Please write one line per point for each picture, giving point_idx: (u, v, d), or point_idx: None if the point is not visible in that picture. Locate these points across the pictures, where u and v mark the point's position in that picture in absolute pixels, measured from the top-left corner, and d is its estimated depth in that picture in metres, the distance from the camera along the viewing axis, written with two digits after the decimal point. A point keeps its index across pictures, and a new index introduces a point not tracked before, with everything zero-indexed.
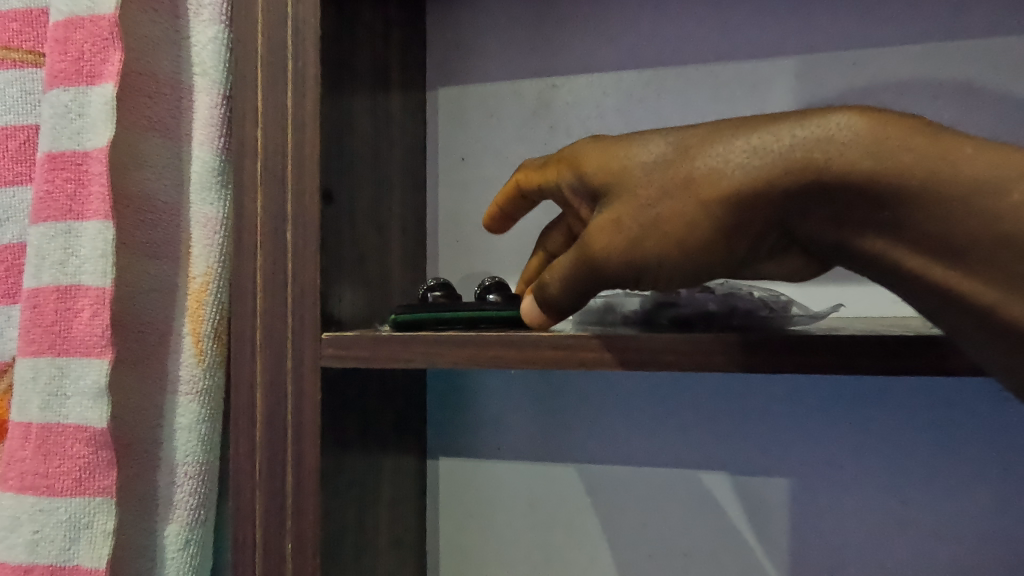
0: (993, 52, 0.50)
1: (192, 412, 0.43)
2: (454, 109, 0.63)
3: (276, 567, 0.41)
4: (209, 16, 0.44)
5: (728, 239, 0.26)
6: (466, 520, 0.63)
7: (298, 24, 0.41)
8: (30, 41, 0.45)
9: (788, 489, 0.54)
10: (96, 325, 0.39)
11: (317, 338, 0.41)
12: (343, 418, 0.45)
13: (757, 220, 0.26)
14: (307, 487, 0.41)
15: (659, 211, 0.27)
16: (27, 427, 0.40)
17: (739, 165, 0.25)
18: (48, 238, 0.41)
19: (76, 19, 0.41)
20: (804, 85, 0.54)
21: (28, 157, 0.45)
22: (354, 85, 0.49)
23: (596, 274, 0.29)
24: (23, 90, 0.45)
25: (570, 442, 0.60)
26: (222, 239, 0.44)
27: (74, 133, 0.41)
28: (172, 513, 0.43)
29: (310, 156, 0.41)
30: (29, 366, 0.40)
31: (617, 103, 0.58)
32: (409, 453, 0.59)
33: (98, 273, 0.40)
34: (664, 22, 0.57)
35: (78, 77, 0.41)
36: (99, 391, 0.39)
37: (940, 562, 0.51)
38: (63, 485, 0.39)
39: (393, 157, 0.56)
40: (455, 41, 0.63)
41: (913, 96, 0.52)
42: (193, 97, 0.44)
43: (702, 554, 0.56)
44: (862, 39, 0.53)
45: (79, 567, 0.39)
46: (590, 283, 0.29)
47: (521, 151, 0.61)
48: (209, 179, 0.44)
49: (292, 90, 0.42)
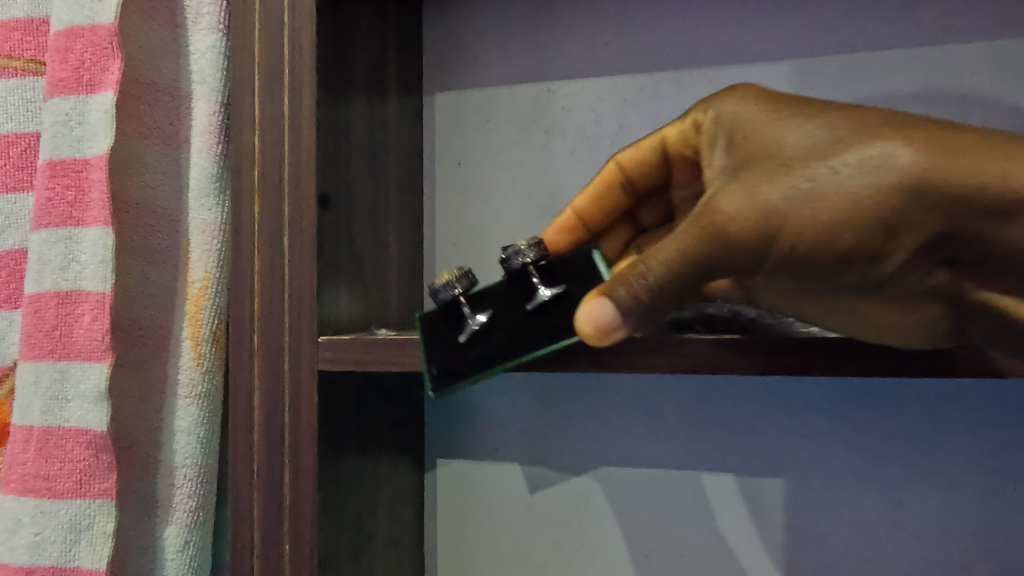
0: (982, 57, 0.50)
1: (191, 416, 0.44)
2: (451, 114, 0.64)
3: (274, 569, 0.42)
4: (207, 24, 0.45)
5: (878, 232, 0.26)
6: (464, 521, 0.63)
7: (295, 32, 0.42)
8: (31, 50, 0.46)
9: (782, 490, 0.55)
10: (96, 329, 0.40)
11: (314, 342, 0.41)
12: (340, 420, 0.46)
13: (912, 218, 0.25)
14: (305, 489, 0.41)
15: (814, 190, 0.27)
16: (28, 430, 0.41)
17: (908, 159, 0.25)
18: (49, 244, 0.41)
19: (76, 28, 0.42)
20: (796, 89, 0.55)
21: (30, 164, 0.46)
22: (351, 92, 0.49)
23: (706, 255, 0.29)
24: (24, 98, 0.46)
25: (565, 444, 0.60)
26: (220, 244, 0.45)
27: (74, 141, 0.41)
28: (172, 515, 0.44)
29: (306, 163, 0.42)
30: (30, 370, 0.41)
31: (611, 107, 0.59)
32: (406, 454, 0.59)
33: (98, 278, 0.40)
34: (658, 27, 0.58)
35: (78, 86, 0.42)
36: (99, 395, 0.40)
37: (933, 562, 0.51)
38: (64, 488, 0.40)
39: (390, 162, 0.56)
40: (451, 46, 0.64)
41: (904, 101, 0.52)
42: (192, 104, 0.45)
43: (697, 555, 0.57)
44: (854, 44, 0.53)
45: (80, 568, 0.40)
46: (694, 263, 0.29)
47: (516, 155, 0.62)
48: (207, 185, 0.45)
49: (289, 98, 0.42)
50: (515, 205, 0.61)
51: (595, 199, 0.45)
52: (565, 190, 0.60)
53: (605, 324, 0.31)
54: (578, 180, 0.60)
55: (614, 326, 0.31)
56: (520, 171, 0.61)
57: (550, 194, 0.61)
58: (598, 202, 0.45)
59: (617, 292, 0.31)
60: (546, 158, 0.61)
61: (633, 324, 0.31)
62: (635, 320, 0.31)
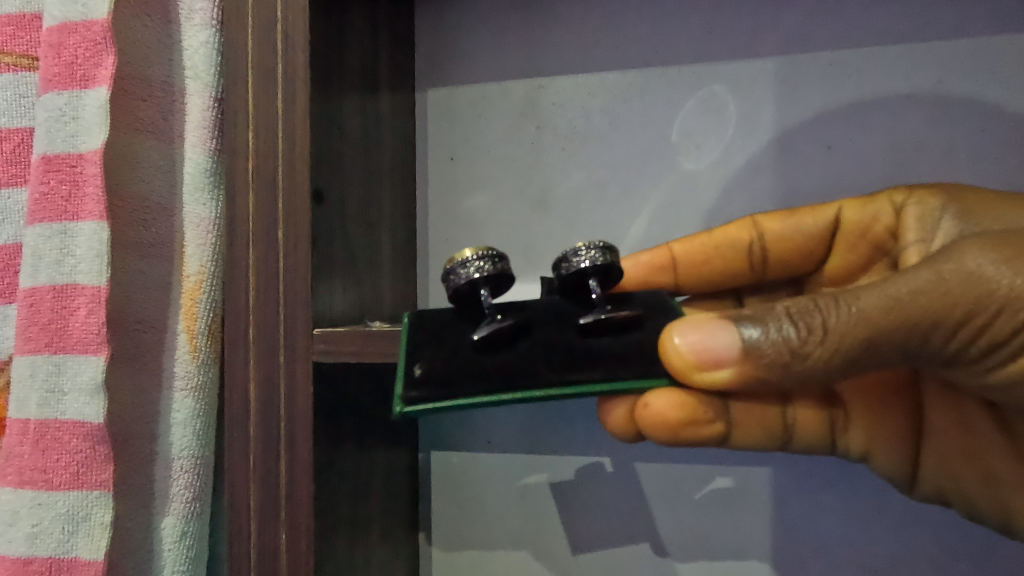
0: (964, 52, 0.51)
1: (187, 408, 0.44)
2: (442, 110, 0.64)
3: (271, 559, 0.42)
4: (200, 20, 0.45)
5: None
6: (458, 512, 0.64)
7: (288, 29, 0.42)
8: (23, 45, 0.46)
9: (768, 478, 0.56)
10: (92, 323, 0.40)
11: (309, 334, 0.42)
12: (333, 412, 0.46)
13: None
14: (300, 480, 0.42)
15: None
16: (24, 423, 0.41)
17: None
18: (44, 238, 0.41)
19: (69, 24, 0.42)
20: (781, 86, 0.56)
21: (23, 159, 0.46)
22: (343, 89, 0.50)
23: (914, 316, 0.33)
24: (17, 93, 0.46)
25: (557, 436, 0.61)
26: (215, 238, 0.45)
27: (68, 136, 0.42)
28: (169, 506, 0.44)
29: (300, 158, 0.42)
30: (26, 364, 0.41)
31: (601, 104, 0.60)
32: (400, 446, 0.60)
33: (94, 271, 0.40)
34: (646, 24, 0.59)
35: (72, 81, 0.42)
36: (95, 387, 0.40)
37: (915, 546, 0.53)
38: (61, 480, 0.40)
39: (383, 158, 0.57)
40: (442, 43, 0.64)
41: (885, 97, 0.53)
42: (185, 99, 0.45)
43: (686, 544, 0.58)
44: (837, 41, 0.54)
45: (77, 559, 0.40)
46: (899, 317, 0.33)
47: (508, 151, 0.62)
48: (201, 179, 0.45)
49: (282, 93, 0.43)
50: (506, 200, 0.62)
51: (696, 247, 0.51)
52: (556, 185, 0.61)
53: (720, 350, 0.35)
54: (568, 176, 0.61)
55: (726, 357, 0.35)
56: (511, 167, 0.62)
57: (541, 189, 0.61)
58: (700, 250, 0.51)
59: (760, 329, 0.34)
60: (536, 154, 0.61)
61: (765, 363, 0.34)
62: (770, 364, 0.34)
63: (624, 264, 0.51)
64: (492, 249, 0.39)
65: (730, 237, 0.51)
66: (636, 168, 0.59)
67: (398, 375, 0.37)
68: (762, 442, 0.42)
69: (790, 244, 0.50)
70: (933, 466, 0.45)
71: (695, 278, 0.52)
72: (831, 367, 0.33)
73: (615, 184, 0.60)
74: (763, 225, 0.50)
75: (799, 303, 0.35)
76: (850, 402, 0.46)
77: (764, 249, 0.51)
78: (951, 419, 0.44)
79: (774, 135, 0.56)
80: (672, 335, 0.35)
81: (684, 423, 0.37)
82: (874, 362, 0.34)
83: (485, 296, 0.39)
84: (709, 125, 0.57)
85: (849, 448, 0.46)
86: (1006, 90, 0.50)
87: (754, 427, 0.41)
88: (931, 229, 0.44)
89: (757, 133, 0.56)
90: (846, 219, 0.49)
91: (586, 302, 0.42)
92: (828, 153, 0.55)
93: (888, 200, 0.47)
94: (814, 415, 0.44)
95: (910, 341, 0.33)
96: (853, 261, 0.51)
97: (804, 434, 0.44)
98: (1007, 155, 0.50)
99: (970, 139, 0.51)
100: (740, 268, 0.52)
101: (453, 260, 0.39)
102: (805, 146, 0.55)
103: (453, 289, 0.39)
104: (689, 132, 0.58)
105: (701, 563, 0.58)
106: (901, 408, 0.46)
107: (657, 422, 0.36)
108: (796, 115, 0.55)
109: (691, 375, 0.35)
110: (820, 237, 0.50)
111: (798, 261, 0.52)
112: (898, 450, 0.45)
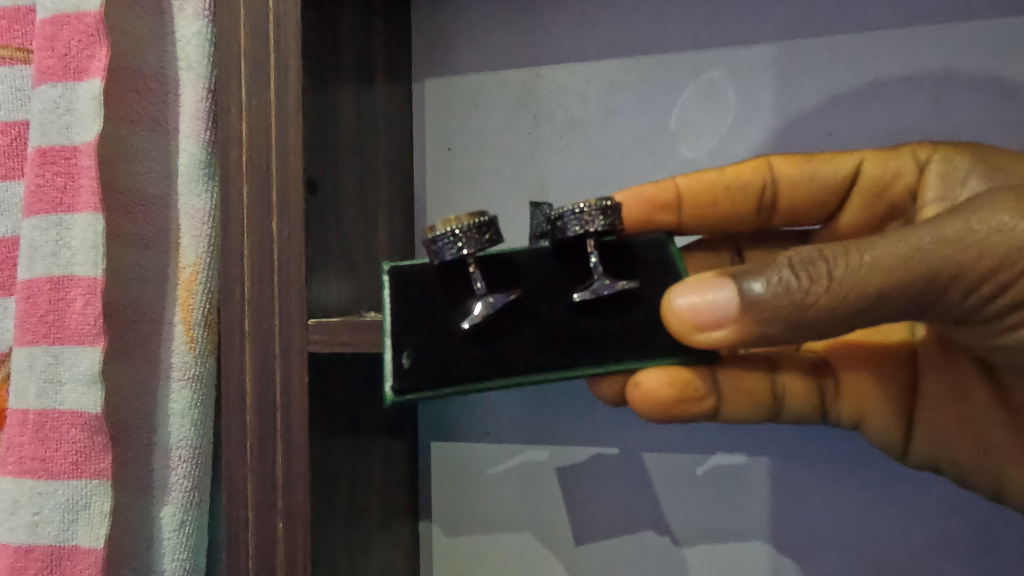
0: (966, 35, 0.51)
1: (185, 399, 0.45)
2: (439, 100, 0.64)
3: (268, 548, 0.42)
4: (193, 11, 0.45)
5: None
6: (457, 502, 0.65)
7: (281, 18, 0.42)
8: (19, 39, 0.46)
9: (768, 467, 0.56)
10: (89, 313, 0.41)
11: (303, 323, 0.42)
12: (329, 401, 0.47)
13: None
14: (297, 467, 0.42)
15: None
16: (24, 413, 0.41)
17: None
18: (40, 231, 0.42)
19: (62, 16, 0.42)
20: (780, 71, 0.55)
21: (20, 152, 0.46)
22: (335, 80, 0.50)
23: (935, 268, 0.32)
24: (13, 86, 0.46)
25: (556, 425, 0.61)
26: (209, 229, 0.45)
27: (62, 128, 0.42)
28: (168, 495, 0.45)
29: (293, 149, 0.42)
30: (24, 355, 0.42)
31: (599, 91, 0.59)
32: (398, 437, 0.61)
33: (89, 263, 0.41)
34: (645, 11, 0.58)
35: (66, 73, 0.42)
36: (93, 377, 0.40)
37: (914, 533, 0.52)
38: (61, 469, 0.41)
39: (378, 149, 0.57)
40: (438, 33, 0.64)
41: (884, 82, 0.53)
42: (179, 90, 0.45)
43: (685, 533, 0.58)
44: (837, 26, 0.54)
45: (78, 547, 0.41)
46: (920, 268, 0.32)
47: (505, 140, 0.62)
48: (196, 170, 0.45)
49: (275, 83, 0.43)
50: (504, 190, 0.62)
51: (705, 185, 0.49)
52: (553, 174, 0.61)
53: (721, 307, 0.35)
54: (566, 165, 0.60)
55: (725, 316, 0.35)
56: (508, 155, 0.62)
57: (538, 178, 0.61)
58: (708, 188, 0.49)
59: (763, 281, 0.34)
60: (534, 143, 0.61)
61: (764, 317, 0.34)
62: (770, 316, 0.34)
63: (628, 199, 0.49)
64: (477, 214, 0.37)
65: (743, 178, 0.49)
66: (634, 156, 0.59)
67: (387, 366, 0.38)
68: (751, 415, 0.44)
69: (802, 192, 0.49)
70: (927, 432, 0.45)
71: (700, 218, 0.50)
72: (836, 315, 0.33)
73: (613, 171, 0.59)
74: (777, 167, 0.49)
75: (804, 251, 0.34)
76: (841, 372, 0.47)
77: (775, 196, 0.49)
78: (947, 385, 0.45)
79: (773, 122, 0.55)
80: (675, 297, 0.36)
81: (672, 403, 0.39)
82: (884, 314, 0.34)
83: (474, 272, 0.38)
84: (706, 112, 0.57)
85: (839, 417, 0.47)
86: (1008, 73, 0.50)
87: (742, 401, 0.44)
88: (954, 187, 0.44)
89: (757, 119, 0.56)
90: (866, 172, 0.48)
91: (580, 257, 0.40)
92: (828, 139, 0.54)
93: (911, 156, 0.47)
94: (801, 385, 0.46)
95: (928, 292, 0.33)
96: (868, 219, 0.49)
97: (793, 403, 0.46)
98: (1011, 139, 0.50)
99: (972, 123, 0.50)
100: (748, 212, 0.50)
101: (436, 229, 0.37)
102: (804, 133, 0.55)
103: (439, 260, 0.38)
104: (686, 119, 0.57)
105: (700, 551, 0.58)
106: (892, 375, 0.47)
107: (648, 403, 0.39)
108: (797, 101, 0.55)
109: (691, 336, 0.36)
110: (835, 187, 0.49)
111: (807, 211, 0.50)
112: (890, 418, 0.46)
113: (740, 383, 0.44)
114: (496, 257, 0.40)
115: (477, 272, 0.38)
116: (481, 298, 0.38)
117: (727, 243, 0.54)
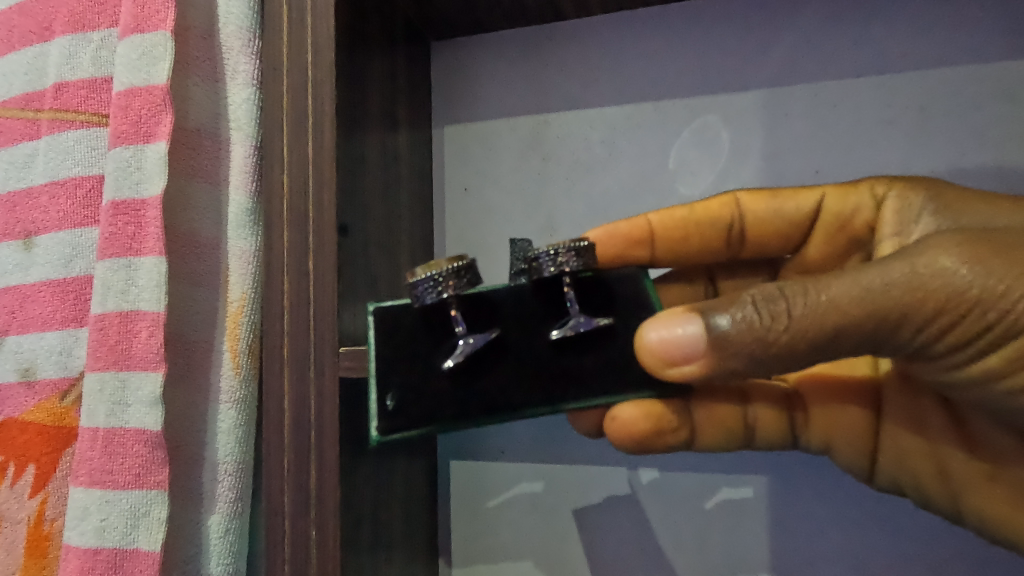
0: (941, 82, 0.55)
1: (231, 418, 0.50)
2: (457, 145, 0.70)
3: (302, 554, 0.47)
4: (243, 79, 0.52)
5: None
6: (473, 519, 0.68)
7: (319, 85, 0.49)
8: (95, 105, 0.54)
9: (764, 485, 0.59)
10: (153, 343, 0.47)
11: (335, 351, 0.47)
12: (358, 421, 0.52)
13: None
14: (329, 480, 0.47)
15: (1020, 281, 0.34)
16: (94, 431, 0.47)
17: None
18: (112, 272, 0.48)
19: (134, 88, 0.49)
20: (769, 116, 0.60)
21: (93, 202, 0.53)
22: (364, 131, 0.56)
23: (883, 308, 0.36)
24: (89, 146, 0.53)
25: (566, 445, 0.65)
26: (254, 268, 0.52)
27: (133, 183, 0.49)
28: (215, 505, 0.50)
29: (329, 198, 0.48)
30: (95, 380, 0.48)
31: (601, 135, 0.65)
32: (418, 456, 0.65)
33: (153, 299, 0.47)
34: (643, 62, 0.64)
35: (137, 137, 0.49)
36: (154, 399, 0.46)
37: (903, 547, 0.56)
38: (125, 480, 0.46)
39: (401, 192, 0.63)
40: (456, 84, 0.70)
41: (866, 124, 0.57)
42: (230, 148, 0.52)
43: (690, 547, 0.61)
44: (821, 74, 0.58)
45: (138, 549, 0.46)
46: (870, 308, 0.36)
47: (516, 180, 0.67)
48: (244, 217, 0.52)
49: (313, 139, 0.49)
50: (516, 226, 0.67)
51: (676, 221, 0.53)
52: (561, 212, 0.66)
53: (689, 343, 0.39)
54: (573, 203, 0.65)
55: (693, 351, 0.38)
56: (520, 194, 0.67)
57: (548, 215, 0.66)
58: (680, 224, 0.53)
59: (728, 317, 0.37)
60: (543, 183, 0.66)
61: (730, 352, 0.37)
62: (733, 351, 0.37)
63: (602, 236, 0.52)
64: (455, 259, 0.41)
65: (713, 212, 0.53)
66: (634, 195, 0.64)
67: (372, 406, 0.42)
68: (723, 443, 0.50)
69: (769, 227, 0.53)
70: (892, 459, 0.48)
71: (669, 252, 0.54)
72: (796, 351, 0.37)
73: (616, 208, 0.64)
74: (744, 203, 0.53)
75: (765, 289, 0.38)
76: (812, 401, 0.51)
77: (742, 230, 0.53)
78: (910, 413, 0.48)
79: (764, 162, 0.60)
80: (647, 331, 0.40)
81: (645, 435, 0.45)
82: (839, 349, 0.37)
83: (457, 315, 0.42)
84: (700, 153, 0.62)
85: (808, 442, 0.51)
86: (980, 116, 0.54)
87: (714, 430, 0.49)
88: (909, 222, 0.48)
89: (748, 159, 0.60)
90: (828, 207, 0.51)
91: (558, 295, 0.44)
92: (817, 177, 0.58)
93: (869, 192, 0.50)
94: (771, 414, 0.50)
95: (879, 331, 0.36)
96: (830, 253, 0.53)
97: (764, 431, 0.50)
98: (985, 175, 0.53)
99: (949, 162, 0.55)
100: (717, 245, 0.54)
101: (416, 275, 0.41)
102: (794, 172, 0.59)
103: (420, 304, 0.42)
104: (682, 160, 0.62)
105: (703, 567, 0.61)
106: (860, 404, 0.50)
107: (624, 436, 0.45)
108: (785, 142, 0.59)
109: (664, 371, 0.40)
110: (799, 223, 0.53)
111: (774, 243, 0.54)
112: (857, 445, 0.49)
113: (710, 415, 0.49)
114: (475, 296, 0.44)
115: (458, 315, 0.42)
116: (463, 338, 0.42)
117: (701, 274, 0.58)
